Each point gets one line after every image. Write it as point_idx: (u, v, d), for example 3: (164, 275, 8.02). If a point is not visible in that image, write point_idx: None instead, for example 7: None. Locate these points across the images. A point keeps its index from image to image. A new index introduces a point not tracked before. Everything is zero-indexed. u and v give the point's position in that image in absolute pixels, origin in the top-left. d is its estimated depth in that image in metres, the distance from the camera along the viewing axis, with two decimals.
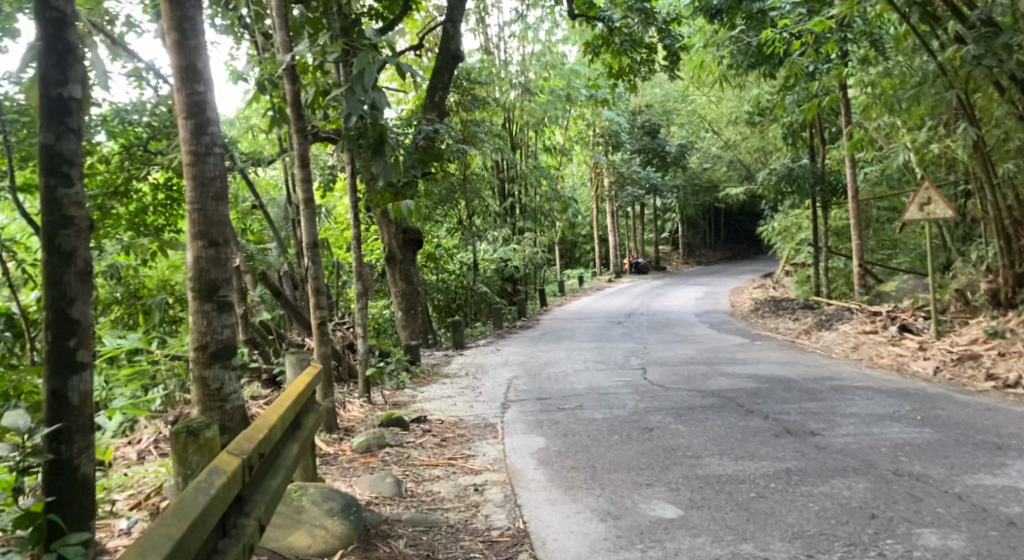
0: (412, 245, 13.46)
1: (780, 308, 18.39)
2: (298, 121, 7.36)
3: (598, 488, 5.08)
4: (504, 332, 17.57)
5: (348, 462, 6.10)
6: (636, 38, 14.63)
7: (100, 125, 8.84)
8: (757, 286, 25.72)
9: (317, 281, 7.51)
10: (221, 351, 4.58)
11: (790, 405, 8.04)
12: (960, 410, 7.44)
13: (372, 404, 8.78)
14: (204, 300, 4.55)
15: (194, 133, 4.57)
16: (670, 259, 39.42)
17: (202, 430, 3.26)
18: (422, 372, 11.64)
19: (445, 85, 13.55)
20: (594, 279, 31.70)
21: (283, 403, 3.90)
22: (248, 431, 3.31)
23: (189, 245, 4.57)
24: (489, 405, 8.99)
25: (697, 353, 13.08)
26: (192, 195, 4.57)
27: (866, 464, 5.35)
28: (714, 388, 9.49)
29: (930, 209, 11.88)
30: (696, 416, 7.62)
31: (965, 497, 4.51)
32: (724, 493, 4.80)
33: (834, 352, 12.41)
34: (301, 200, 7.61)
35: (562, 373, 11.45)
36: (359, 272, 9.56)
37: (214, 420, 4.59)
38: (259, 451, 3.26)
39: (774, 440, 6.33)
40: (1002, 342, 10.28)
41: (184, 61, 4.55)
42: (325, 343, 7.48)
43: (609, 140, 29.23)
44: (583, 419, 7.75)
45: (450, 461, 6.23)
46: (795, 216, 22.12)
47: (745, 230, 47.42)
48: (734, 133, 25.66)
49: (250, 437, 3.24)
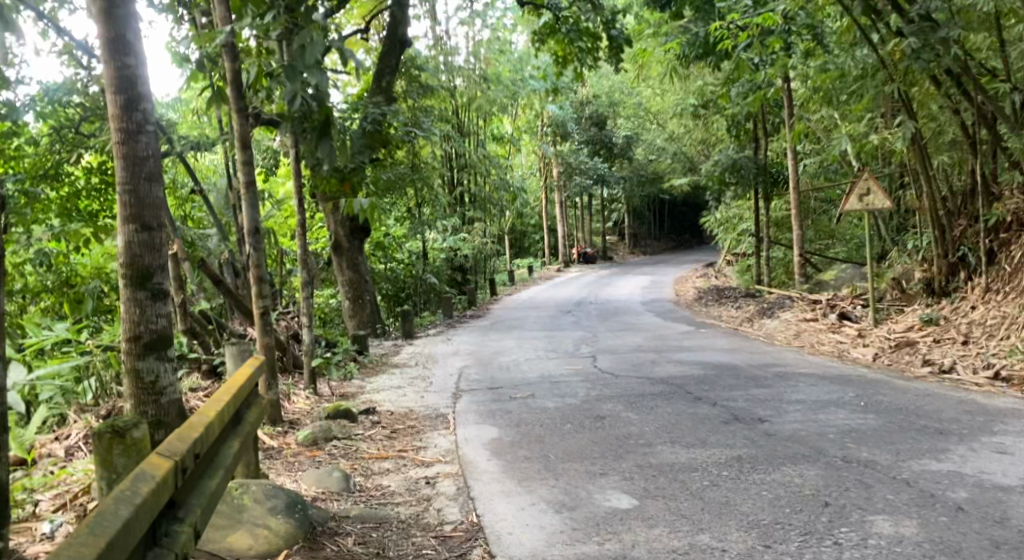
0: (359, 233, 13.19)
1: (724, 296, 18.59)
2: (238, 101, 7.16)
3: (552, 479, 4.99)
4: (453, 321, 17.41)
5: (293, 455, 5.90)
6: (583, 28, 14.53)
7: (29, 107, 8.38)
8: (701, 275, 26.02)
9: (259, 269, 7.27)
10: (156, 342, 4.36)
11: (737, 392, 8.07)
12: (902, 395, 7.54)
13: (317, 396, 8.56)
14: (136, 288, 4.30)
15: (124, 109, 4.32)
16: (617, 248, 39.66)
17: (130, 430, 3.05)
18: (369, 363, 11.43)
19: (391, 70, 13.29)
20: (542, 269, 31.72)
21: (222, 397, 3.70)
22: (182, 430, 3.12)
23: (120, 229, 4.32)
24: (439, 395, 8.84)
25: (645, 341, 13.13)
26: (123, 176, 4.32)
27: (816, 451, 5.36)
28: (662, 376, 9.50)
29: (870, 200, 12.06)
30: (646, 404, 7.59)
31: (913, 482, 4.53)
32: (678, 481, 4.75)
33: (777, 339, 12.56)
34: (242, 184, 7.35)
35: (512, 361, 11.36)
36: (304, 260, 9.30)
37: (149, 414, 4.36)
38: (194, 452, 3.07)
39: (725, 427, 6.32)
40: (938, 329, 10.52)
41: (111, 32, 4.28)
42: (268, 333, 7.25)
43: (555, 130, 29.22)
44: (534, 408, 7.66)
45: (399, 453, 6.07)
46: (737, 206, 22.41)
47: (689, 221, 48.01)
48: (678, 124, 25.90)
49: (184, 437, 3.05)
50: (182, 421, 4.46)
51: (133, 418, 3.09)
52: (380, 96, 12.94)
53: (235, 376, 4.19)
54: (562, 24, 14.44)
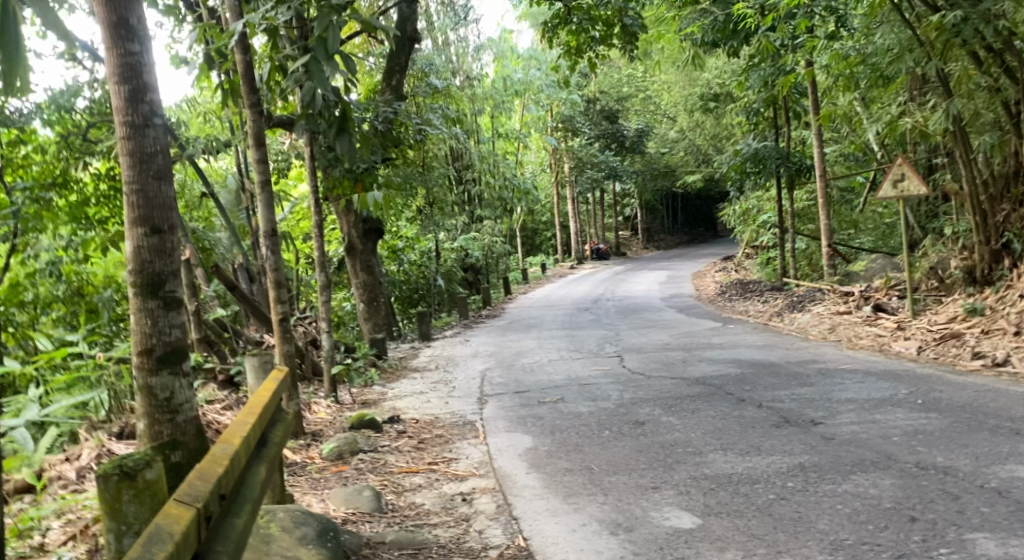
0: (374, 235, 12.80)
1: (748, 291, 18.09)
2: (252, 95, 6.79)
3: (601, 495, 4.62)
4: (471, 322, 17.01)
5: (318, 472, 5.54)
6: (596, 16, 14.01)
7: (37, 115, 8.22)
8: (720, 269, 25.49)
9: (276, 273, 6.91)
10: (170, 355, 3.99)
11: (781, 391, 7.65)
12: (959, 392, 7.09)
13: (339, 404, 8.21)
14: (147, 297, 3.94)
15: (129, 100, 3.95)
16: (631, 244, 39.13)
17: (141, 471, 2.68)
18: (389, 368, 11.04)
19: (402, 68, 12.93)
20: (557, 266, 31.26)
21: (246, 420, 3.34)
22: (203, 466, 2.76)
23: (127, 232, 3.96)
24: (465, 401, 8.47)
25: (673, 339, 12.70)
26: (130, 174, 3.95)
27: (884, 456, 4.94)
28: (697, 375, 9.07)
29: (905, 186, 11.52)
30: (686, 407, 7.18)
31: (1006, 492, 4.13)
32: (741, 495, 4.37)
33: (810, 334, 12.09)
34: (256, 183, 6.97)
35: (537, 363, 10.96)
36: (321, 262, 8.93)
37: (164, 434, 3.99)
38: (219, 492, 2.71)
39: (776, 431, 5.91)
40: (983, 320, 10.03)
41: (113, 16, 3.91)
42: (288, 341, 6.89)
43: (567, 125, 28.72)
44: (568, 413, 7.27)
45: (430, 466, 5.71)
46: (756, 198, 21.91)
47: (702, 215, 47.41)
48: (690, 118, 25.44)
49: (207, 477, 2.68)
50: (199, 440, 4.08)
51: (144, 456, 2.73)
52: (391, 94, 12.57)
53: (258, 394, 3.83)
54: (574, 13, 13.98)
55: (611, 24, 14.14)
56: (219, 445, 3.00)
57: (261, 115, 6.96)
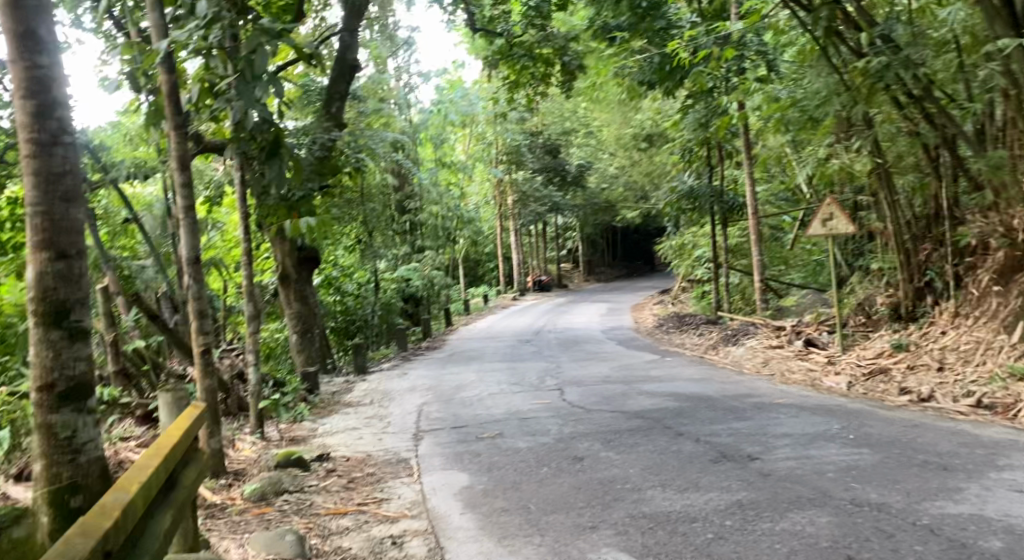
0: (308, 264, 12.47)
1: (685, 324, 18.22)
2: (176, 116, 6.52)
3: (537, 537, 4.54)
4: (409, 354, 16.74)
5: (238, 514, 5.25)
6: (536, 54, 14.12)
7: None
8: (658, 303, 25.71)
9: (200, 303, 6.61)
10: (72, 390, 3.73)
11: (718, 425, 7.63)
12: (890, 427, 7.15)
13: (266, 441, 7.89)
14: (50, 327, 3.67)
15: (36, 117, 3.72)
16: (572, 277, 39.32)
17: None
18: (322, 403, 10.70)
19: (340, 97, 12.74)
20: (497, 298, 31.17)
21: (148, 463, 3.11)
22: (88, 520, 2.52)
23: (29, 257, 3.70)
24: (400, 436, 8.23)
25: (612, 372, 12.67)
26: (34, 194, 3.71)
27: (820, 493, 4.89)
28: (635, 409, 9.01)
29: (833, 225, 11.72)
30: (625, 442, 7.08)
31: (938, 530, 4.11)
32: (678, 534, 4.29)
33: (745, 367, 12.19)
34: (179, 210, 6.69)
35: (475, 397, 10.77)
36: (250, 292, 8.61)
37: (63, 476, 3.71)
38: (105, 548, 2.47)
39: (714, 466, 5.85)
40: (909, 355, 10.22)
41: (19, 26, 3.68)
42: (211, 375, 6.57)
43: (508, 159, 28.82)
44: (505, 449, 7.10)
45: (359, 508, 5.48)
46: (692, 234, 22.22)
47: (641, 249, 47.98)
48: (629, 154, 25.79)
49: (90, 531, 2.45)
50: (103, 483, 3.82)
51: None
52: (330, 123, 12.35)
53: (168, 432, 3.58)
54: (514, 50, 14.08)
55: (552, 61, 14.22)
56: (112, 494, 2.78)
57: (186, 137, 6.68)
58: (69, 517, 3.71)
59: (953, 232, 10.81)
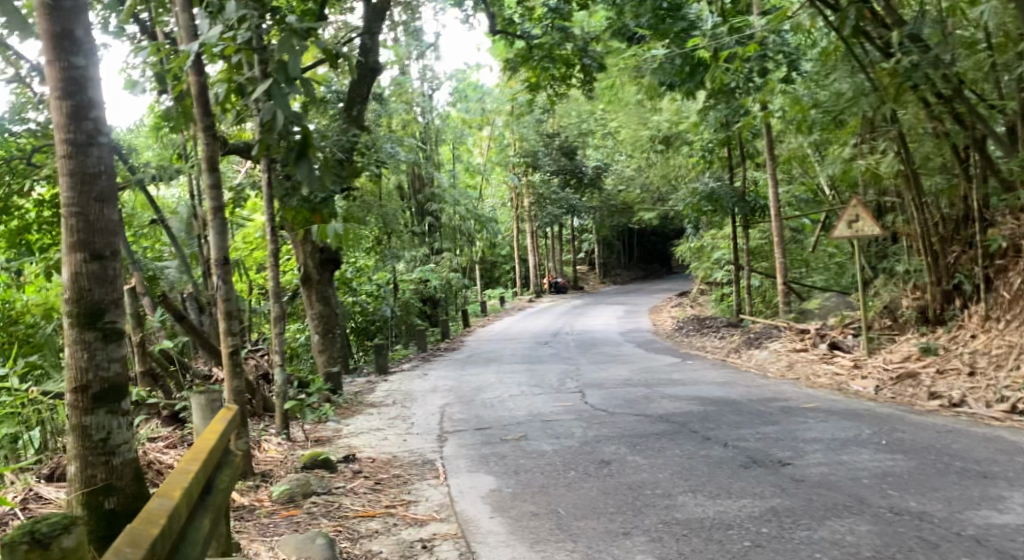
0: (329, 265, 12.46)
1: (705, 327, 18.09)
2: (206, 117, 6.54)
3: (570, 542, 4.54)
4: (429, 355, 16.73)
5: (267, 516, 5.25)
6: (557, 56, 14.07)
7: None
8: (677, 305, 25.57)
9: (226, 303, 6.60)
10: (106, 392, 3.74)
11: (746, 429, 7.55)
12: (923, 432, 7.04)
13: (291, 442, 7.89)
14: (85, 328, 3.68)
15: (72, 117, 3.72)
16: (589, 279, 39.21)
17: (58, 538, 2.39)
18: (344, 404, 10.69)
19: (361, 99, 12.73)
20: (515, 299, 31.11)
21: (187, 468, 3.10)
22: (135, 528, 2.50)
23: (64, 258, 3.70)
24: (424, 438, 8.21)
25: (634, 374, 12.59)
26: (69, 195, 3.71)
27: (857, 500, 4.81)
28: (660, 412, 8.94)
29: (859, 227, 11.54)
30: (651, 445, 7.02)
31: (983, 540, 4.04)
32: (715, 542, 4.26)
33: (769, 370, 12.07)
34: (207, 210, 6.69)
35: (497, 398, 10.73)
36: (274, 293, 8.60)
37: (97, 478, 3.74)
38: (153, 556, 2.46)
39: (745, 471, 5.77)
40: (938, 359, 10.07)
41: (55, 27, 3.68)
42: (237, 376, 6.56)
43: (527, 160, 28.78)
44: (531, 452, 7.06)
45: (388, 510, 5.46)
46: (712, 235, 22.08)
47: (657, 250, 47.78)
48: (647, 156, 25.68)
49: (138, 538, 2.43)
50: (136, 485, 3.83)
51: (61, 522, 2.43)
52: (351, 124, 12.34)
53: (203, 437, 3.57)
54: (534, 52, 14.03)
55: (572, 63, 14.16)
56: (155, 501, 2.76)
57: (214, 138, 6.68)
58: (104, 518, 3.74)
59: (983, 234, 10.64)
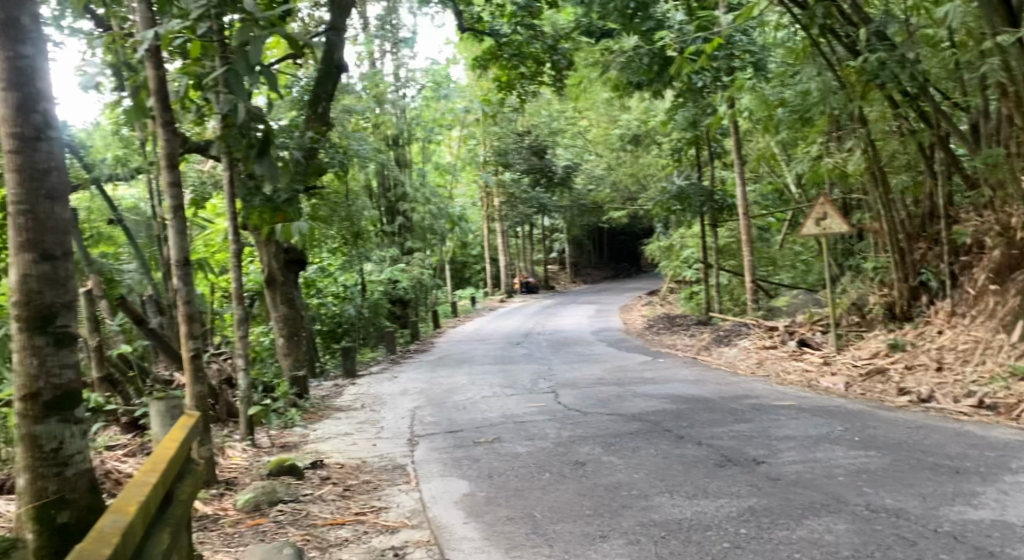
0: (295, 266, 12.22)
1: (675, 326, 18.10)
2: (164, 113, 6.33)
3: (546, 546, 4.44)
4: (398, 357, 16.54)
5: (232, 525, 5.07)
6: (526, 53, 13.99)
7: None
8: (646, 304, 25.62)
9: (188, 306, 6.40)
10: (58, 399, 3.56)
11: (719, 428, 7.50)
12: (895, 428, 7.04)
13: (257, 448, 7.70)
14: (35, 333, 3.51)
15: (19, 109, 3.54)
16: (558, 279, 39.19)
17: None
18: (312, 408, 10.49)
19: (328, 97, 12.51)
20: (485, 300, 30.97)
21: (145, 479, 2.96)
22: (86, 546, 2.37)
23: (12, 258, 3.52)
24: (395, 441, 8.06)
25: (605, 374, 12.54)
26: (17, 192, 3.53)
27: (833, 498, 4.76)
28: (633, 412, 8.87)
29: (827, 224, 11.58)
30: (626, 446, 6.94)
31: (961, 537, 4.00)
32: (693, 543, 4.18)
33: (740, 368, 12.07)
34: (167, 209, 6.48)
35: (468, 400, 10.60)
36: (238, 295, 8.37)
37: (50, 490, 3.54)
38: None
39: (721, 471, 5.70)
40: (906, 355, 10.11)
41: (0, 15, 3.51)
42: (200, 381, 6.35)
43: (496, 160, 28.68)
44: (504, 454, 6.95)
45: (358, 517, 5.32)
46: (681, 234, 22.13)
47: (627, 250, 47.88)
48: (616, 155, 25.72)
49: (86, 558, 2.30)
50: (91, 497, 3.66)
51: None
52: (317, 122, 12.10)
53: (163, 444, 3.42)
54: (503, 49, 13.92)
55: (541, 61, 14.09)
56: (109, 517, 2.63)
57: (174, 134, 6.48)
58: (57, 533, 3.52)
59: (948, 231, 10.72)
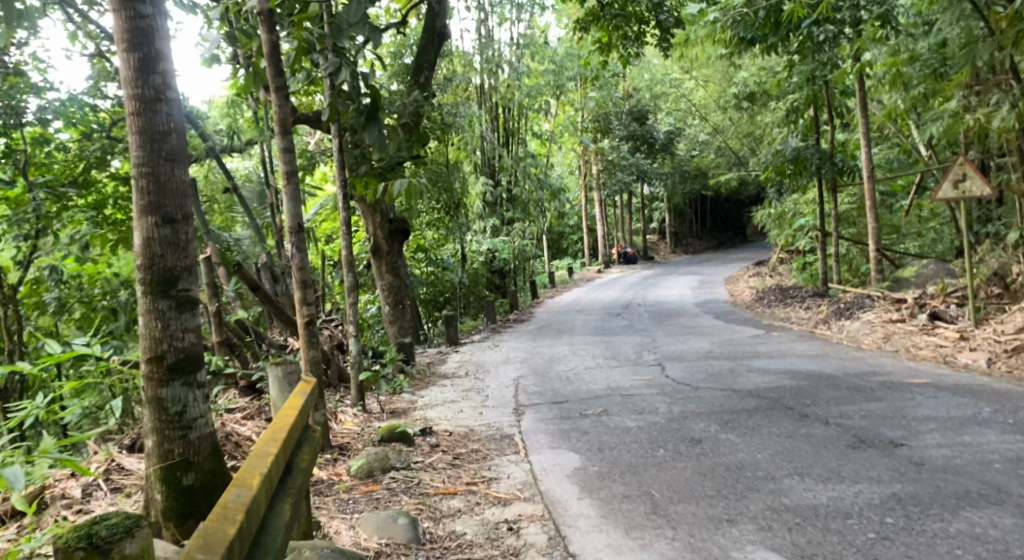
0: (400, 236, 12.25)
1: (788, 297, 17.32)
2: (278, 76, 6.27)
3: (669, 528, 4.20)
4: (500, 326, 16.48)
5: (346, 491, 5.04)
6: (630, 13, 13.46)
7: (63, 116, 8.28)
8: (754, 275, 24.75)
9: (302, 273, 6.42)
10: (181, 363, 3.57)
11: (847, 406, 7.04)
12: None
13: (367, 414, 7.74)
14: (157, 296, 3.52)
15: (139, 71, 3.52)
16: (659, 249, 38.28)
17: None
18: (418, 374, 10.50)
19: (430, 66, 12.38)
20: (584, 270, 30.58)
21: (265, 450, 2.93)
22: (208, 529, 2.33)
23: (136, 222, 3.53)
24: (501, 410, 7.95)
25: (715, 347, 12.09)
26: (138, 154, 3.52)
27: (993, 488, 4.34)
28: (749, 387, 8.47)
29: (967, 186, 10.67)
30: (745, 423, 6.57)
31: None
32: (834, 533, 3.89)
33: (863, 343, 11.41)
34: (281, 175, 6.46)
35: (573, 370, 10.39)
36: (348, 262, 8.39)
37: (175, 453, 3.59)
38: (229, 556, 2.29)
39: (855, 453, 5.30)
40: None
41: None
42: (314, 347, 6.37)
43: (599, 126, 28.12)
44: (615, 427, 6.71)
45: (470, 487, 5.21)
46: (793, 202, 21.15)
47: (730, 218, 46.36)
48: (725, 118, 24.79)
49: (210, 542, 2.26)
50: (214, 461, 3.67)
51: (122, 526, 2.47)
52: (420, 91, 12.01)
53: (283, 411, 3.40)
54: (606, 10, 13.46)
55: (646, 21, 13.54)
56: (233, 490, 2.60)
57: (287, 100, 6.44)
58: (181, 496, 3.59)
59: None
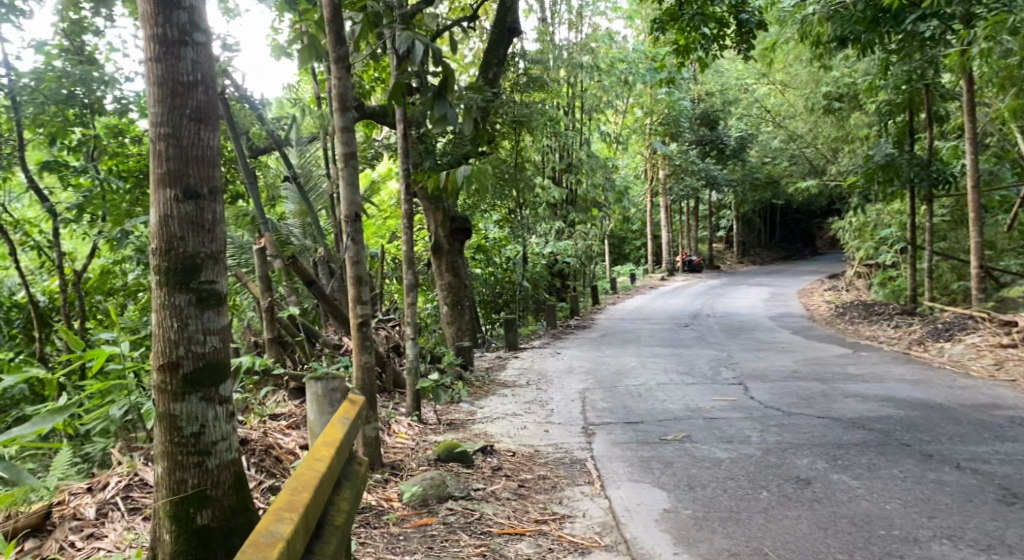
0: (459, 235, 11.53)
1: (873, 313, 16.03)
2: (339, 44, 5.55)
3: None
4: (561, 332, 15.63)
5: (396, 524, 4.33)
6: (709, 12, 12.23)
7: (133, 105, 7.87)
8: (830, 289, 23.39)
9: (357, 267, 5.72)
10: (200, 372, 3.08)
11: (979, 446, 6.08)
12: None
13: (423, 424, 7.05)
14: (175, 289, 3.05)
15: (163, 6, 3.09)
16: (725, 259, 36.74)
17: None
18: (476, 381, 9.76)
19: (498, 61, 11.62)
20: (646, 278, 29.40)
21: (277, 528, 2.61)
22: None
23: (153, 195, 3.08)
24: (569, 428, 7.16)
25: (800, 365, 11.06)
26: (159, 110, 3.09)
27: None
28: (850, 415, 7.51)
29: None
30: (858, 461, 5.65)
31: None
32: None
33: (971, 369, 10.26)
34: (338, 157, 5.75)
35: (644, 386, 9.49)
36: (409, 259, 7.65)
37: (188, 484, 3.10)
38: None
39: (1010, 510, 4.41)
40: None
41: None
42: (368, 350, 5.65)
43: (669, 127, 26.88)
44: (703, 458, 5.86)
45: (540, 527, 4.44)
46: (877, 213, 19.76)
47: (800, 227, 44.61)
48: (805, 124, 23.42)
49: None
50: (234, 494, 3.16)
51: None
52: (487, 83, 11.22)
53: (311, 458, 3.06)
54: (684, 9, 12.28)
55: (726, 21, 12.45)
56: None
57: (348, 72, 5.68)
58: (194, 538, 3.09)
59: None
